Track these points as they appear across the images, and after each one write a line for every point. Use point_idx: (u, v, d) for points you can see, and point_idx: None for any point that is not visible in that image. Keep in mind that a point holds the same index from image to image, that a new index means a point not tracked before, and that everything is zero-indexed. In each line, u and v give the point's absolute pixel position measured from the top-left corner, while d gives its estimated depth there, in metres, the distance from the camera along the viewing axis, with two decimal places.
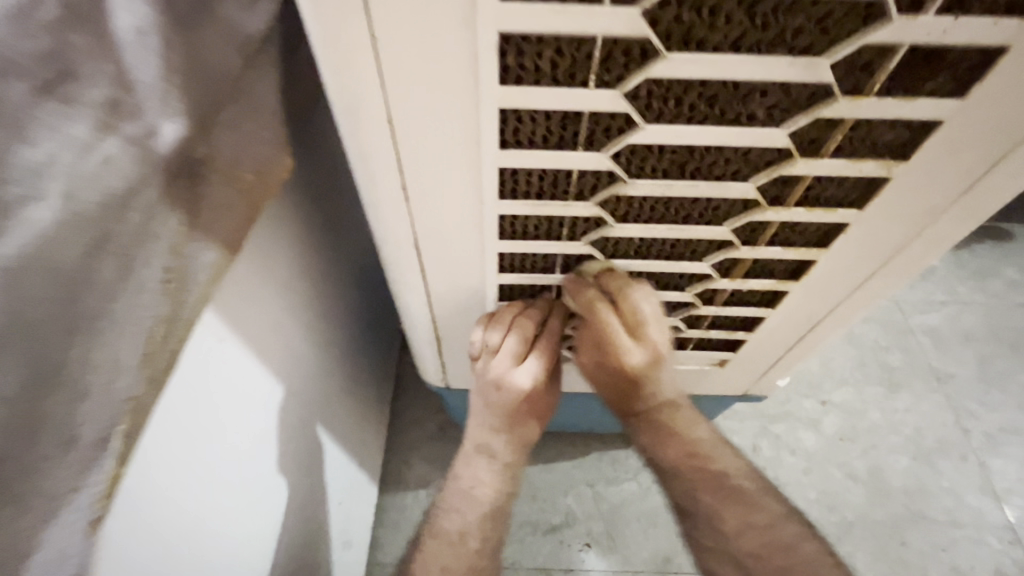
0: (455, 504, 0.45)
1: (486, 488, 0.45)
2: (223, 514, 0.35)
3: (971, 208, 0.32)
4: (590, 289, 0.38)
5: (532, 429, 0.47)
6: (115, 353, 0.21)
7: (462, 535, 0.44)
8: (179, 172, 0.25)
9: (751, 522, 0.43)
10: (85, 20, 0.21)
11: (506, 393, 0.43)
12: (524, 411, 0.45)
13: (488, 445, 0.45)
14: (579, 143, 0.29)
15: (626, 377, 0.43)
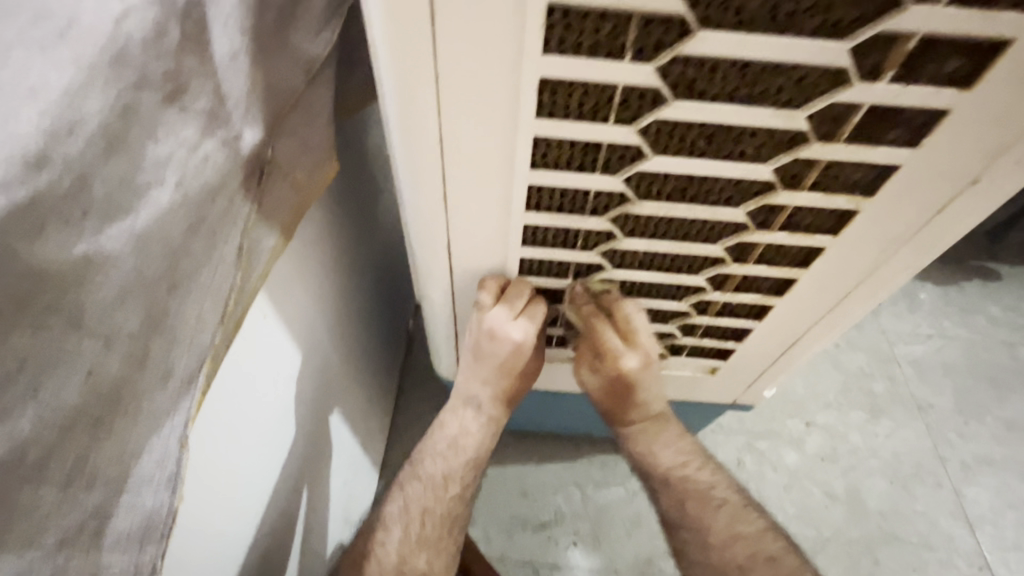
0: (439, 451, 0.49)
1: (469, 439, 0.49)
2: (256, 473, 0.39)
3: (931, 239, 0.36)
4: (589, 305, 0.44)
5: (523, 386, 0.50)
6: (202, 311, 0.26)
7: (442, 480, 0.48)
8: (252, 170, 0.30)
9: (735, 533, 0.48)
10: (195, 48, 0.27)
11: (495, 349, 0.46)
12: (511, 370, 0.47)
13: (474, 398, 0.49)
14: (597, 168, 0.33)
15: (622, 384, 0.48)
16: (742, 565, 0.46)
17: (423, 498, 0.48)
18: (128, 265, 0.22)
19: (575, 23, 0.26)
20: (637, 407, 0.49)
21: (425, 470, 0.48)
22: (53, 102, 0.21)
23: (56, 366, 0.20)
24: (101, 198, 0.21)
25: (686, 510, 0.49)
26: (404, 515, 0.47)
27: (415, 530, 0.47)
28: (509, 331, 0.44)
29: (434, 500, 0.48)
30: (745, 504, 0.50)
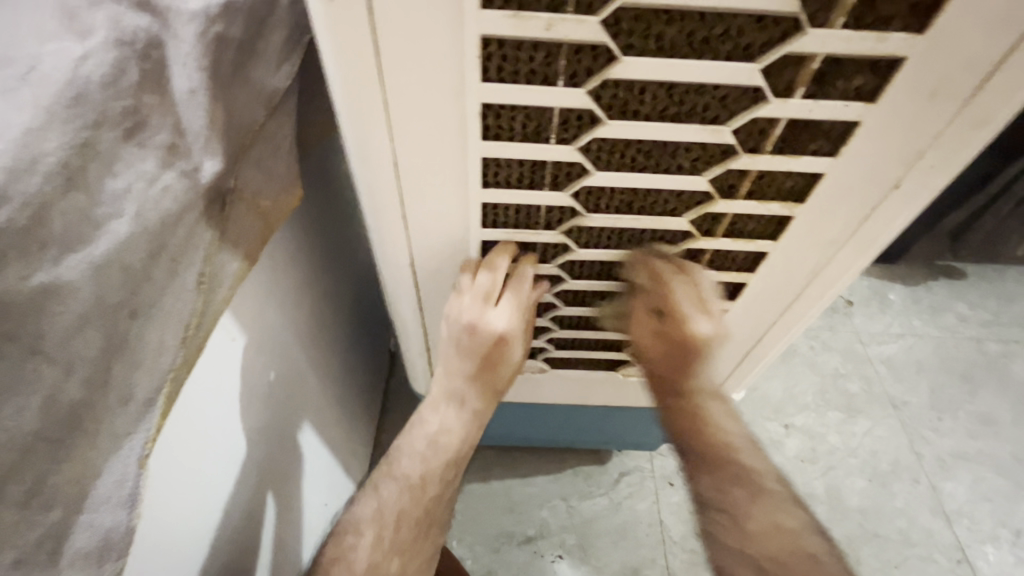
0: (418, 449, 0.46)
1: (450, 436, 0.46)
2: (218, 492, 0.39)
3: (867, 242, 0.38)
4: (665, 266, 0.40)
5: (507, 376, 0.47)
6: (162, 336, 0.27)
7: (419, 480, 0.45)
8: (213, 199, 0.32)
9: (774, 524, 0.39)
10: (154, 86, 0.29)
11: (474, 344, 0.43)
12: (494, 365, 0.45)
13: (458, 390, 0.46)
14: (546, 184, 0.35)
15: (684, 349, 0.42)
16: (774, 557, 0.38)
17: (399, 501, 0.44)
18: (85, 294, 0.23)
19: (510, 53, 0.28)
20: (692, 378, 0.43)
21: (402, 470, 0.45)
22: (12, 142, 0.22)
23: (16, 390, 0.20)
24: (58, 231, 0.22)
25: (726, 493, 0.40)
26: (377, 518, 0.44)
27: (390, 535, 0.44)
28: (490, 317, 0.42)
29: (411, 502, 0.45)
30: (785, 495, 0.41)
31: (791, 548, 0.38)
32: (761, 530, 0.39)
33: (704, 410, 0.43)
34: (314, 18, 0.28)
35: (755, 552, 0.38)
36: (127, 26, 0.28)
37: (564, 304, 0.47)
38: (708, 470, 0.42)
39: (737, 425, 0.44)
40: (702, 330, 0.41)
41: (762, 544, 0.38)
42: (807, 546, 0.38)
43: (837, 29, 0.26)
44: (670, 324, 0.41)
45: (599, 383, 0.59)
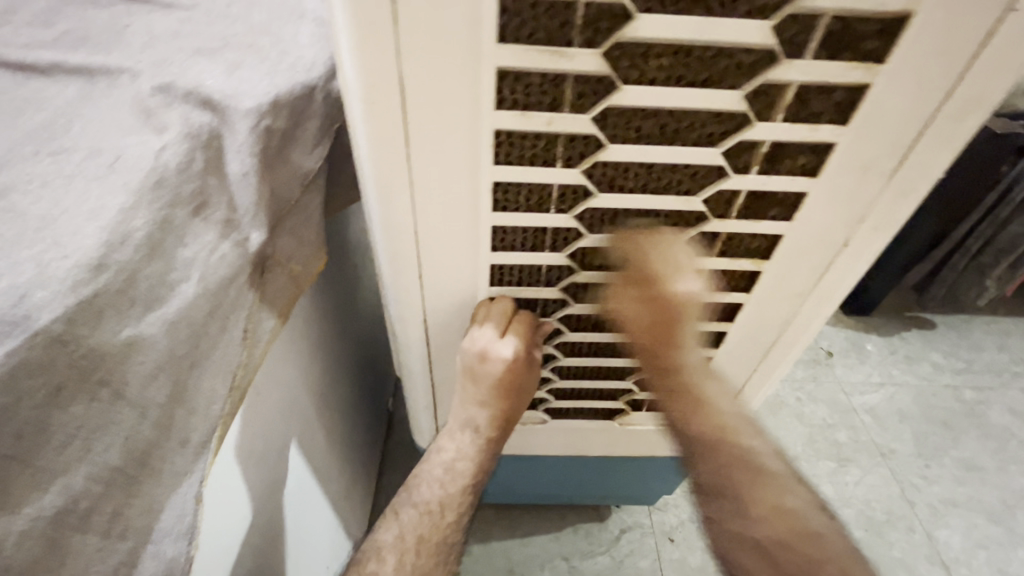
0: (435, 476, 0.49)
1: (467, 463, 0.48)
2: (239, 531, 0.40)
3: (827, 293, 0.44)
4: (639, 237, 0.39)
5: (520, 405, 0.48)
6: (215, 385, 0.30)
7: (437, 506, 0.48)
8: (257, 265, 0.36)
9: (775, 505, 0.38)
10: (215, 171, 0.34)
11: (486, 370, 0.45)
12: (507, 390, 0.47)
13: (471, 421, 0.48)
14: (547, 247, 0.40)
15: (673, 315, 0.40)
16: (779, 544, 0.37)
17: (418, 526, 0.47)
18: (160, 346, 0.27)
19: (517, 141, 0.33)
20: (678, 353, 0.41)
21: (420, 496, 0.48)
22: (110, 220, 0.27)
23: (105, 429, 0.24)
24: (143, 293, 0.26)
25: (727, 481, 0.40)
26: (398, 543, 0.47)
27: (411, 559, 0.46)
28: (500, 350, 0.44)
29: (429, 528, 0.48)
30: (787, 476, 0.40)
31: (802, 533, 0.37)
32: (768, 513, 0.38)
33: (697, 387, 0.41)
34: (355, 116, 0.33)
35: (759, 536, 0.38)
36: (195, 123, 0.34)
37: (564, 354, 0.51)
38: (731, 465, 0.40)
39: (764, 441, 0.41)
40: (682, 291, 0.39)
41: (767, 526, 0.38)
42: (828, 546, 0.37)
43: (778, 123, 0.32)
44: (651, 291, 0.39)
45: (597, 433, 0.61)
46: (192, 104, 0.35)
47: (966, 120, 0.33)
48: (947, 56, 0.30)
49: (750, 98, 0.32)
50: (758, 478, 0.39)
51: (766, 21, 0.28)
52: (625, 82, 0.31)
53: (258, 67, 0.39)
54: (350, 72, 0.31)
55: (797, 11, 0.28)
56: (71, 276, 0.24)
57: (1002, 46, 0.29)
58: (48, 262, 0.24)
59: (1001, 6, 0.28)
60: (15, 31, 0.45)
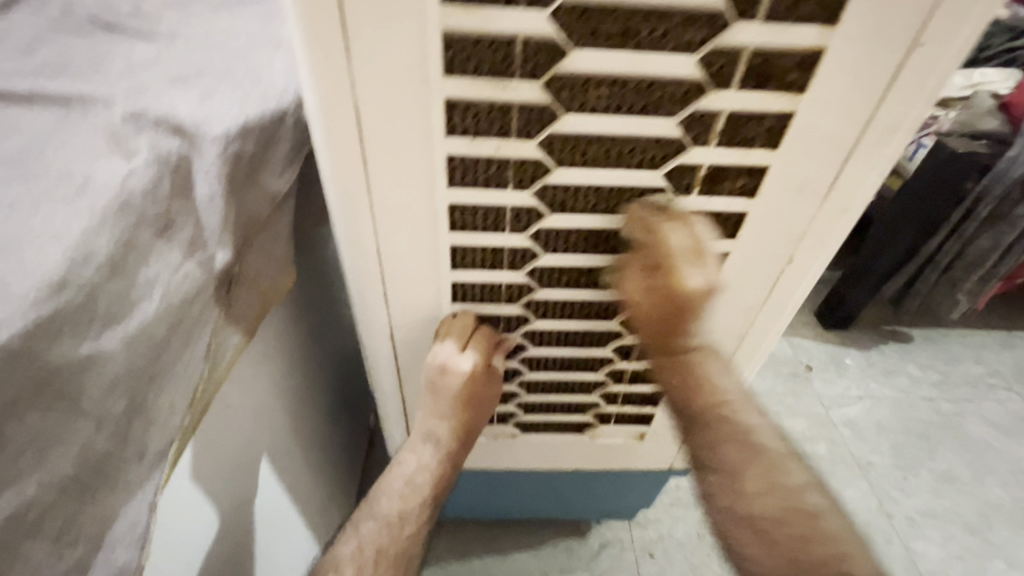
0: (396, 489, 0.50)
1: (427, 475, 0.50)
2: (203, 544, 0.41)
3: (778, 307, 0.46)
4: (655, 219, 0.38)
5: (479, 417, 0.50)
6: (175, 399, 0.31)
7: (397, 518, 0.49)
8: (222, 283, 0.37)
9: (773, 482, 0.41)
10: (182, 194, 0.36)
11: (446, 383, 0.47)
12: (466, 403, 0.48)
13: (431, 434, 0.50)
14: (506, 265, 0.42)
15: (674, 304, 0.39)
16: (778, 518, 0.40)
17: (377, 538, 0.48)
18: (119, 362, 0.28)
19: (470, 165, 0.35)
20: (684, 337, 0.41)
21: (381, 509, 0.49)
22: (73, 241, 0.28)
23: (60, 440, 0.25)
24: (103, 309, 0.28)
25: (721, 453, 0.42)
26: (357, 556, 0.47)
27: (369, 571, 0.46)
28: (459, 364, 0.46)
29: (390, 540, 0.48)
30: (784, 453, 0.42)
31: (790, 506, 0.40)
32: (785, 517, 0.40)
33: (697, 367, 0.42)
34: (316, 142, 0.35)
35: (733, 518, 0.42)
36: (164, 148, 0.36)
37: (530, 368, 0.52)
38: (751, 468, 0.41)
39: (759, 415, 0.43)
40: (697, 284, 0.38)
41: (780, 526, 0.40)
42: (802, 504, 0.40)
43: (713, 148, 0.35)
44: (659, 278, 0.39)
45: (568, 447, 0.62)
46: (162, 130, 0.37)
47: (888, 143, 0.35)
48: (864, 86, 0.32)
49: (685, 125, 0.34)
50: (769, 473, 0.41)
51: (692, 55, 0.30)
52: (567, 111, 0.33)
53: (229, 94, 0.41)
54: (310, 102, 0.33)
55: (720, 46, 0.30)
56: (31, 295, 0.25)
57: (913, 77, 0.31)
58: (10, 283, 0.25)
59: (908, 41, 0.30)
60: (1, 61, 0.48)
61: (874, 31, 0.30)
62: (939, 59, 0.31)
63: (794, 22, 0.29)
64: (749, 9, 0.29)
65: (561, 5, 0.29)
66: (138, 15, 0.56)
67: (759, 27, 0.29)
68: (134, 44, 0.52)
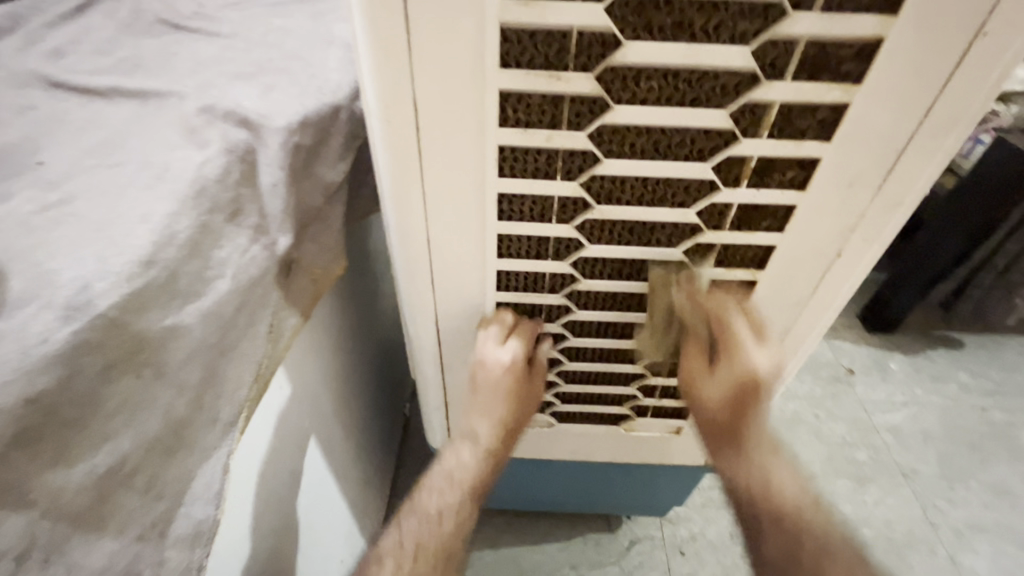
0: (436, 485, 0.46)
1: (467, 474, 0.47)
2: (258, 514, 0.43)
3: (823, 303, 0.45)
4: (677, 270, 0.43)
5: (520, 412, 0.50)
6: (240, 374, 0.33)
7: (437, 514, 0.45)
8: (282, 267, 0.40)
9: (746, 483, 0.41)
10: (249, 182, 0.38)
11: (485, 375, 0.48)
12: (508, 394, 0.49)
13: (471, 431, 0.48)
14: (549, 255, 0.43)
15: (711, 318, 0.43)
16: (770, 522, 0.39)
17: (419, 533, 0.44)
18: (194, 335, 0.30)
19: (520, 156, 0.36)
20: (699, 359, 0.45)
21: (423, 504, 0.45)
22: (158, 223, 0.30)
23: (148, 403, 0.27)
24: (183, 286, 0.30)
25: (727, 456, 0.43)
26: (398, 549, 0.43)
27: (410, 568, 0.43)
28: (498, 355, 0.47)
29: (432, 533, 0.44)
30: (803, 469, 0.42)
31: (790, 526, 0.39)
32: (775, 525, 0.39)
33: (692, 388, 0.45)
34: (373, 133, 0.37)
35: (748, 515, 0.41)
36: (233, 139, 0.38)
37: (568, 359, 0.53)
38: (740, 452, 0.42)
39: (766, 419, 0.43)
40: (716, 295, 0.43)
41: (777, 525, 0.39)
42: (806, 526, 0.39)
43: (763, 140, 0.34)
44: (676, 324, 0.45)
45: (602, 439, 0.63)
46: (230, 122, 0.39)
47: (947, 136, 0.34)
48: (925, 76, 0.31)
49: (736, 117, 0.34)
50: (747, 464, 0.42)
51: (746, 46, 0.31)
52: (618, 103, 0.33)
53: (290, 89, 0.43)
54: (370, 95, 0.34)
55: (775, 37, 0.30)
56: (124, 270, 0.28)
57: (976, 67, 0.31)
58: (106, 259, 0.28)
59: (972, 31, 0.29)
60: (81, 59, 0.51)
61: (937, 20, 0.29)
62: (1005, 48, 0.30)
63: (852, 11, 0.29)
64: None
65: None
66: (201, 15, 0.59)
67: (815, 18, 0.29)
68: (198, 43, 0.55)
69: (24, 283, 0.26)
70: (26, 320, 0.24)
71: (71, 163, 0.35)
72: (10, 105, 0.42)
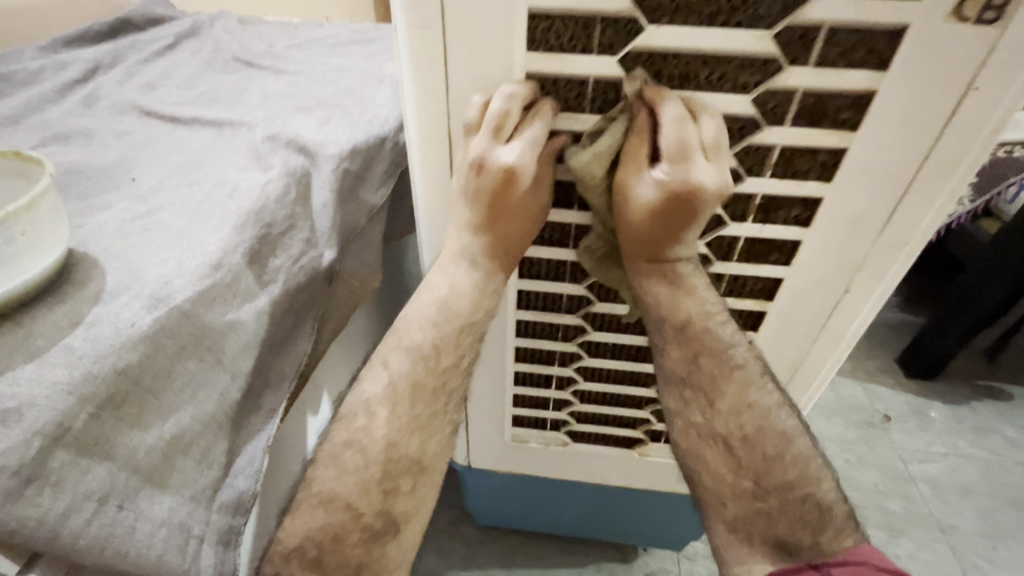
0: (427, 315, 0.41)
1: (462, 298, 0.41)
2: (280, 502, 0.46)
3: (834, 338, 0.46)
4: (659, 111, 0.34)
5: (519, 230, 0.39)
6: (285, 369, 0.38)
7: (432, 351, 0.40)
8: (329, 280, 0.44)
9: (747, 402, 0.40)
10: (303, 200, 0.43)
11: (484, 182, 0.37)
12: (507, 208, 0.38)
13: (467, 248, 0.41)
14: (567, 278, 0.46)
15: (687, 208, 0.36)
16: (747, 438, 0.40)
17: (411, 371, 0.40)
18: (251, 330, 0.35)
19: None
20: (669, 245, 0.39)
21: (411, 339, 0.40)
22: (228, 233, 0.36)
23: (208, 386, 0.31)
24: (243, 288, 0.35)
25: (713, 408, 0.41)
26: (390, 394, 0.39)
27: (405, 411, 0.39)
28: (500, 155, 0.36)
29: (426, 373, 0.40)
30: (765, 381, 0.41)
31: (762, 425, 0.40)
32: (797, 479, 0.39)
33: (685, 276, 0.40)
34: (414, 162, 0.42)
35: (727, 431, 0.40)
36: (293, 164, 0.43)
37: (583, 378, 0.55)
38: (700, 364, 0.41)
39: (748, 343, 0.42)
40: (697, 179, 0.34)
41: (776, 472, 0.39)
42: (778, 422, 0.40)
43: (767, 178, 0.37)
44: None
45: (616, 462, 0.64)
46: (291, 149, 0.45)
47: (947, 179, 0.36)
48: (921, 122, 0.34)
49: (740, 157, 0.37)
50: (744, 392, 0.40)
51: (747, 95, 0.34)
52: None
53: (343, 122, 0.49)
54: (412, 128, 0.39)
55: (773, 87, 0.33)
56: (197, 271, 0.33)
57: (968, 118, 0.33)
58: (185, 262, 0.33)
59: (963, 84, 0.32)
60: (169, 91, 0.59)
61: (927, 75, 0.32)
62: (996, 104, 0.32)
63: (845, 67, 0.32)
64: (801, 55, 0.32)
65: (630, 51, 0.33)
66: (271, 56, 0.67)
67: (809, 72, 0.32)
68: (267, 79, 0.62)
69: (118, 277, 0.31)
70: (120, 307, 0.30)
71: (158, 179, 0.41)
72: (109, 129, 0.49)
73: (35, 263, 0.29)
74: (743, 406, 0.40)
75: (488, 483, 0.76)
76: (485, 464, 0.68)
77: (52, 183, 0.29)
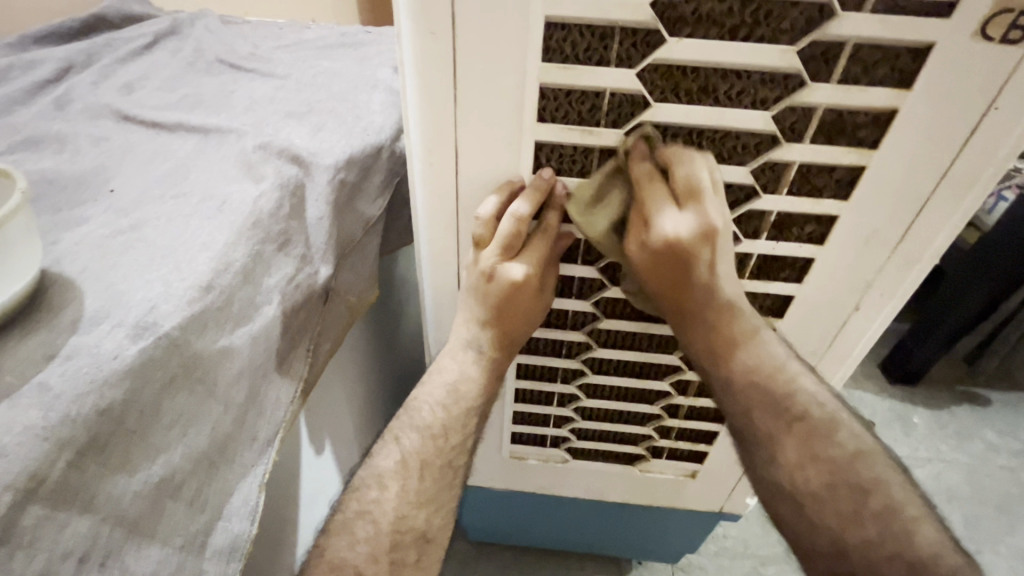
0: (438, 399, 0.44)
1: (469, 385, 0.44)
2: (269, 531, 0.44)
3: (842, 354, 0.46)
4: (644, 163, 0.35)
5: (523, 330, 0.43)
6: (280, 395, 0.36)
7: (441, 431, 0.44)
8: (325, 299, 0.43)
9: (810, 444, 0.37)
10: (297, 214, 0.40)
11: (492, 290, 0.41)
12: (510, 312, 0.42)
13: (474, 339, 0.44)
14: (573, 293, 0.45)
15: (674, 257, 0.36)
16: (827, 479, 0.36)
17: (421, 449, 0.43)
18: (243, 357, 0.33)
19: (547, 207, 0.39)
20: (703, 285, 0.38)
21: (422, 419, 0.44)
22: (218, 252, 0.33)
23: (200, 419, 0.29)
24: (235, 311, 0.33)
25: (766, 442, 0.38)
26: (401, 469, 0.43)
27: (414, 486, 0.42)
28: (508, 269, 0.40)
29: (434, 452, 0.44)
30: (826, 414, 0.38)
31: (827, 465, 0.37)
32: (871, 518, 0.34)
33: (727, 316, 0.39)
34: (415, 174, 0.40)
35: (803, 488, 0.37)
36: (286, 175, 0.41)
37: (586, 396, 0.54)
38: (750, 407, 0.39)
39: (814, 383, 0.40)
40: (667, 231, 0.35)
41: (826, 498, 0.36)
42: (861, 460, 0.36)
43: (783, 195, 0.36)
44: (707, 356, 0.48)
45: (616, 478, 0.63)
46: (284, 159, 0.42)
47: (962, 199, 0.35)
48: (939, 142, 0.33)
49: (756, 173, 0.36)
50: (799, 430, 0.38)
51: (766, 111, 0.33)
52: None
53: (338, 130, 0.47)
54: (414, 136, 0.37)
55: (794, 103, 0.32)
56: (187, 295, 0.30)
57: (986, 138, 0.33)
58: (173, 284, 0.31)
59: (982, 105, 0.31)
60: (148, 94, 0.56)
61: (949, 92, 0.31)
62: (1014, 125, 0.32)
63: (867, 83, 0.31)
64: (823, 72, 0.32)
65: (648, 64, 0.32)
66: (258, 59, 0.64)
67: (833, 89, 0.32)
68: (254, 83, 0.60)
69: (99, 302, 0.29)
70: (102, 336, 0.27)
71: (139, 190, 0.38)
72: (85, 133, 0.46)
73: (2, 288, 0.26)
74: (799, 443, 0.38)
75: (484, 500, 0.74)
76: (481, 480, 0.67)
77: (24, 200, 0.26)
